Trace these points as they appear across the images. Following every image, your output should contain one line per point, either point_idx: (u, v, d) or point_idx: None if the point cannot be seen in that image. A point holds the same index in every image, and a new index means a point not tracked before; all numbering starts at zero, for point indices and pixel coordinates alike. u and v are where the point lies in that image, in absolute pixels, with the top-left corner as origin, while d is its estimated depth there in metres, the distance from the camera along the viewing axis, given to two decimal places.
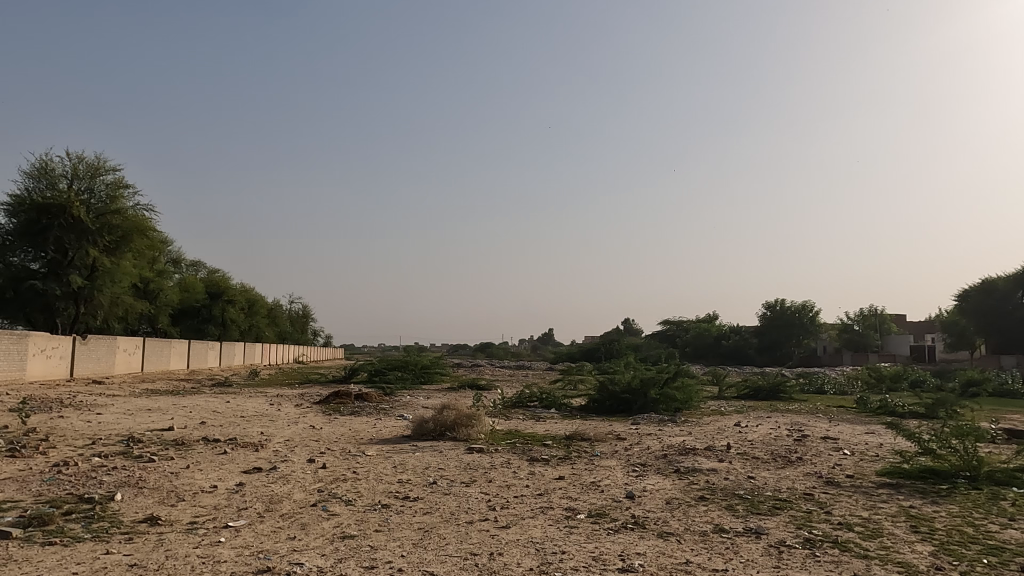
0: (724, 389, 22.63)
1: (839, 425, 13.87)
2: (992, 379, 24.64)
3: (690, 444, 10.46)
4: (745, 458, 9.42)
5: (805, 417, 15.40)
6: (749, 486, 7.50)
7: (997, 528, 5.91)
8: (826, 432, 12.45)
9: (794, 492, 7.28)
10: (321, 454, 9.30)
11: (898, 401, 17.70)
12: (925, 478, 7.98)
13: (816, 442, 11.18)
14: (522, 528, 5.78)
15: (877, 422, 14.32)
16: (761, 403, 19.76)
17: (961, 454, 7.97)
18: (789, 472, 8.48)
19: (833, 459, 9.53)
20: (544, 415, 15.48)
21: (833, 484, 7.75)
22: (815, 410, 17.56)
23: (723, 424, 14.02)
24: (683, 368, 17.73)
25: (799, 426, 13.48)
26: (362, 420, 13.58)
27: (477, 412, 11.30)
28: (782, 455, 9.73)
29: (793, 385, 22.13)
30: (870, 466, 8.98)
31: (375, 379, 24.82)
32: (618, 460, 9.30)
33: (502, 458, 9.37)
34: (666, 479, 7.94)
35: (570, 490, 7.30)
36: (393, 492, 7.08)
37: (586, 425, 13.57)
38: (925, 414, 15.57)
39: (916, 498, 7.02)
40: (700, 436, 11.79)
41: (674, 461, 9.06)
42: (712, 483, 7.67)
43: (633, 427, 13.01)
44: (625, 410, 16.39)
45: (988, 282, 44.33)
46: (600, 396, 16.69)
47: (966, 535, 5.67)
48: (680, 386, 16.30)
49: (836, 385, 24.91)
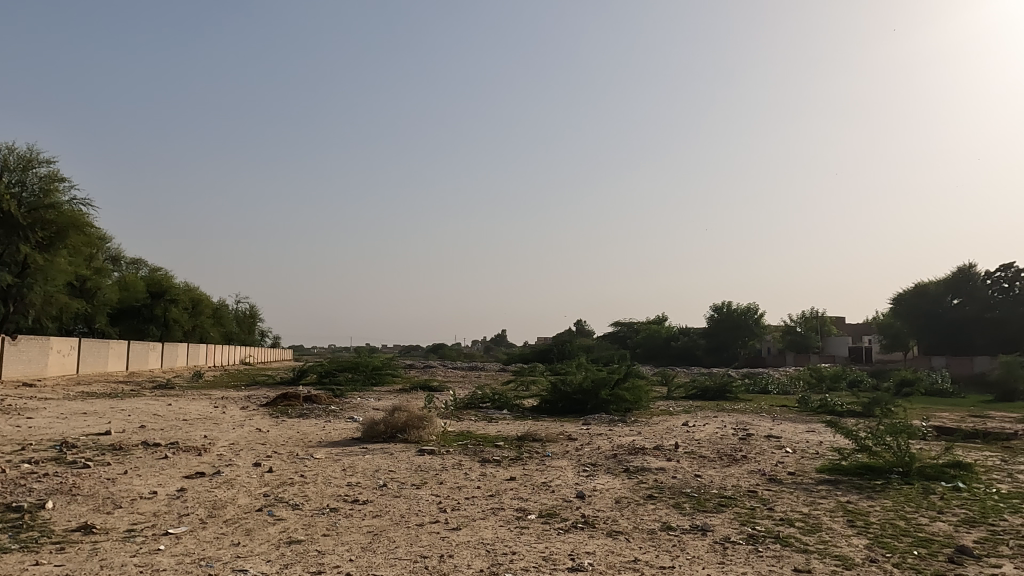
0: (673, 388, 23.12)
1: (782, 424, 14.29)
2: (924, 379, 25.79)
3: (640, 444, 10.63)
4: (692, 457, 9.60)
5: (750, 417, 15.81)
6: (696, 485, 7.66)
7: (926, 521, 6.19)
8: (770, 431, 12.82)
9: (739, 489, 7.47)
10: (268, 458, 9.07)
11: (838, 401, 18.34)
12: (861, 474, 8.30)
13: (760, 441, 11.50)
14: (473, 529, 5.77)
15: (818, 421, 14.82)
16: (708, 404, 20.20)
17: (894, 451, 8.33)
18: (733, 469, 8.72)
19: (776, 457, 9.83)
20: (496, 416, 15.49)
21: (774, 481, 7.97)
22: (759, 410, 18.05)
23: (672, 423, 14.28)
24: (633, 368, 18.04)
25: (744, 425, 13.84)
26: (310, 422, 13.33)
27: (429, 414, 11.20)
28: (727, 453, 9.97)
29: (739, 386, 22.73)
30: (810, 464, 9.29)
31: (325, 380, 24.43)
32: (569, 460, 9.35)
33: (453, 459, 9.34)
34: (616, 479, 8.03)
35: (521, 491, 7.32)
36: (342, 496, 6.96)
37: (538, 425, 13.66)
38: (862, 412, 16.17)
39: (853, 494, 7.29)
40: (649, 436, 11.96)
41: (624, 461, 9.17)
42: (660, 482, 7.81)
43: (584, 428, 13.14)
44: (578, 410, 16.55)
45: (922, 286, 46.39)
46: (552, 397, 16.79)
47: (899, 528, 5.93)
48: (631, 386, 16.58)
49: (780, 386, 25.74)
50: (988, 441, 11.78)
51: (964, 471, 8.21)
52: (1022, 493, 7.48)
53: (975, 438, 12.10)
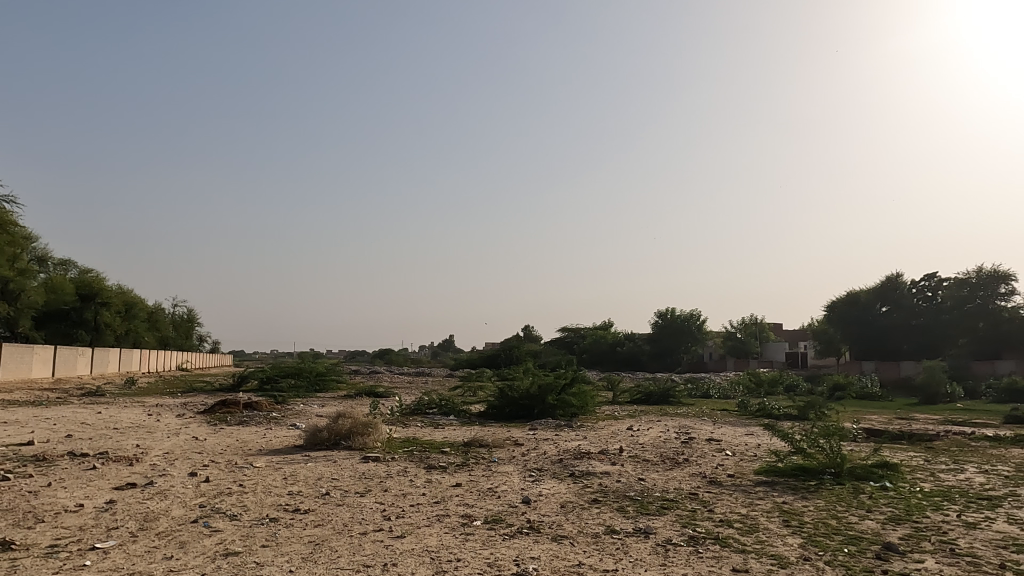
0: (618, 393, 23.46)
1: (722, 427, 14.69)
2: (855, 384, 26.96)
3: (585, 448, 10.74)
4: (636, 461, 9.75)
5: (692, 421, 16.19)
6: (639, 488, 7.78)
7: (856, 519, 6.46)
8: (711, 434, 13.16)
9: (681, 492, 7.63)
10: (204, 467, 8.76)
11: (775, 404, 18.97)
12: (796, 475, 8.60)
13: (701, 444, 11.78)
14: (418, 537, 5.71)
15: (756, 424, 15.30)
16: (651, 408, 20.59)
17: (827, 453, 8.65)
18: (675, 472, 8.90)
19: (716, 460, 10.08)
20: (442, 422, 15.40)
21: (715, 484, 8.17)
22: (700, 414, 18.50)
23: (617, 428, 14.49)
24: (579, 373, 18.25)
25: (686, 429, 14.17)
26: (250, 430, 12.95)
27: (374, 420, 11.04)
28: (670, 457, 10.17)
29: (681, 390, 23.26)
30: (748, 466, 9.57)
31: (267, 387, 23.78)
32: (515, 465, 9.37)
33: (398, 466, 9.23)
34: (562, 484, 8.09)
35: (466, 497, 7.28)
36: (283, 505, 6.78)
37: (485, 431, 13.65)
38: (798, 415, 16.78)
39: (788, 494, 7.54)
40: (595, 440, 12.11)
41: (570, 465, 9.25)
42: (605, 486, 7.90)
43: (531, 433, 13.19)
44: (524, 416, 16.61)
45: (853, 295, 48.58)
46: (499, 402, 16.80)
47: (830, 527, 6.17)
48: (577, 392, 16.79)
49: (721, 390, 26.45)
50: (913, 442, 12.39)
51: (890, 471, 8.62)
52: (943, 491, 7.90)
53: (901, 440, 12.72)
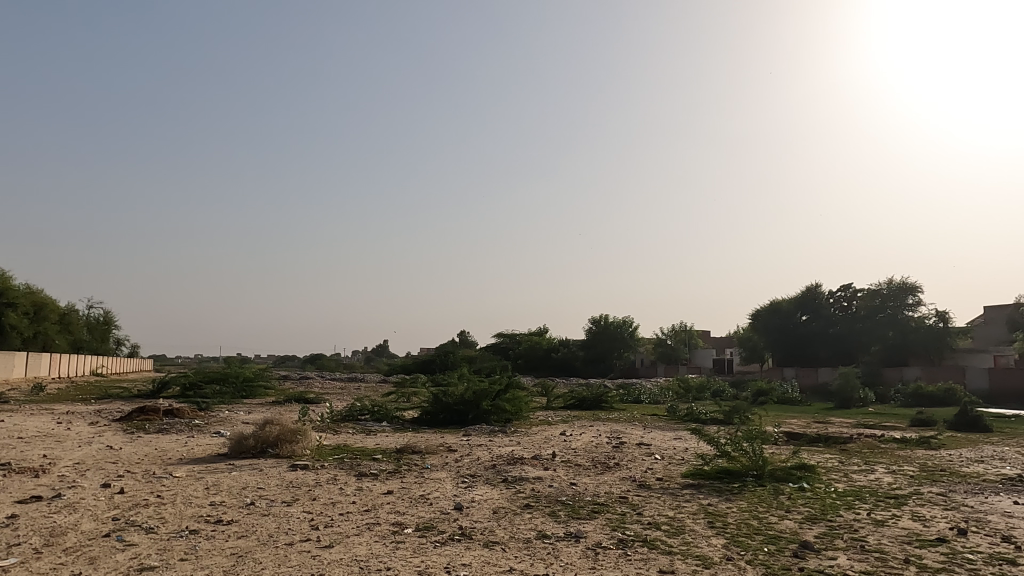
0: (553, 399, 23.67)
1: (652, 432, 15.05)
2: (777, 389, 28.16)
3: (518, 454, 10.78)
4: (568, 465, 9.86)
5: (623, 425, 16.52)
6: (571, 493, 7.86)
7: (776, 520, 6.73)
8: (641, 439, 13.46)
9: (611, 496, 7.76)
10: (119, 478, 8.30)
11: (702, 409, 19.59)
12: (720, 478, 8.90)
13: (631, 448, 12.02)
14: (346, 546, 5.59)
15: (684, 428, 15.76)
16: (584, 413, 20.88)
17: (750, 456, 8.98)
18: (606, 477, 9.05)
19: (646, 464, 10.31)
20: (374, 428, 15.14)
21: (644, 487, 8.35)
22: (631, 419, 18.89)
23: (550, 433, 14.63)
24: (514, 379, 18.30)
25: (618, 433, 14.43)
26: (170, 438, 12.37)
27: (303, 427, 10.76)
28: (601, 461, 10.33)
29: (613, 396, 23.72)
30: (676, 470, 9.83)
31: (189, 393, 22.80)
32: (447, 472, 9.31)
33: (328, 474, 9.00)
34: (494, 489, 8.09)
35: (398, 505, 7.18)
36: (204, 516, 6.51)
37: (418, 437, 13.51)
38: (723, 419, 17.38)
39: (713, 496, 7.79)
40: (528, 446, 12.17)
41: (503, 471, 9.25)
42: (537, 491, 7.94)
43: (464, 439, 13.14)
44: (459, 421, 16.53)
45: (776, 304, 50.77)
46: (433, 408, 16.65)
47: (752, 527, 6.40)
48: (511, 397, 16.86)
49: (651, 395, 27.09)
50: (829, 445, 13.04)
51: (807, 472, 9.03)
52: (855, 491, 8.34)
53: (818, 442, 13.36)
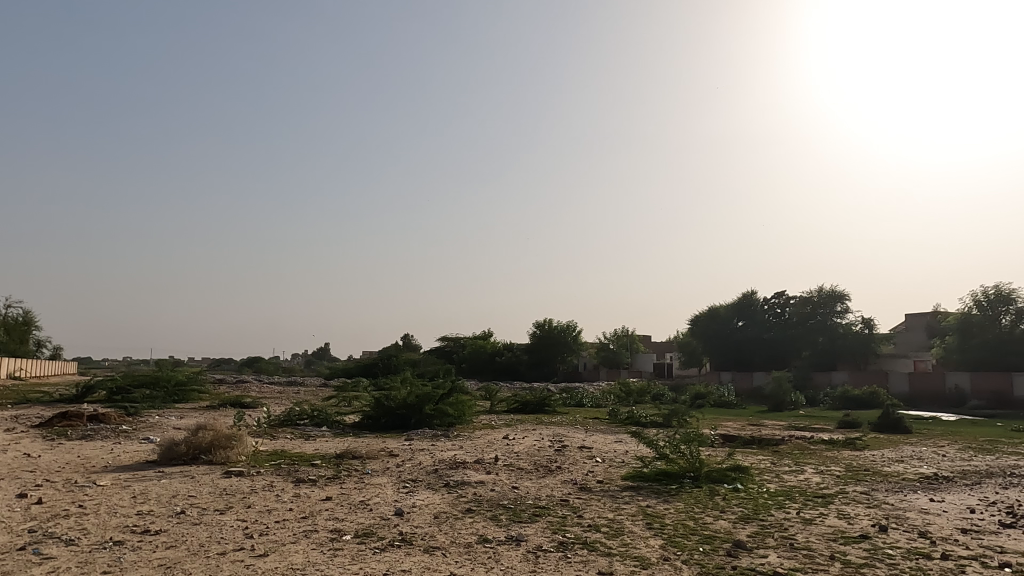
0: (496, 403, 23.67)
1: (594, 435, 15.23)
2: (715, 393, 28.97)
3: (461, 458, 10.73)
4: (511, 469, 9.89)
5: (566, 429, 16.67)
6: (512, 496, 7.88)
7: (711, 520, 6.92)
8: (583, 442, 13.61)
9: (552, 499, 7.81)
10: (37, 487, 7.85)
11: (643, 412, 19.95)
12: (659, 480, 9.09)
13: (573, 451, 12.14)
14: (282, 555, 5.44)
15: (625, 432, 16.02)
16: (527, 417, 20.97)
17: (687, 458, 9.20)
18: (548, 480, 9.12)
19: (587, 466, 10.43)
20: (313, 433, 14.80)
21: (584, 490, 8.45)
22: (574, 422, 19.07)
23: (493, 437, 14.62)
24: (457, 383, 18.22)
25: (560, 437, 14.55)
26: (94, 445, 11.77)
27: (238, 433, 10.42)
28: (543, 465, 10.41)
29: (556, 399, 23.89)
30: (616, 472, 9.99)
31: (116, 398, 21.76)
32: (388, 477, 9.19)
33: (264, 480, 8.75)
34: (436, 494, 8.03)
35: (336, 511, 7.05)
36: (130, 527, 6.22)
37: (358, 442, 13.28)
38: (663, 422, 17.75)
39: (652, 498, 7.94)
40: (470, 450, 12.13)
41: (444, 475, 9.20)
42: (479, 495, 7.93)
43: (406, 444, 12.99)
44: (401, 426, 16.35)
45: (714, 309, 52.31)
46: (375, 412, 16.42)
47: (688, 528, 6.55)
48: (454, 401, 16.78)
49: (594, 399, 27.45)
50: (762, 446, 13.51)
51: (741, 473, 9.32)
52: (786, 491, 8.65)
53: (752, 444, 13.82)
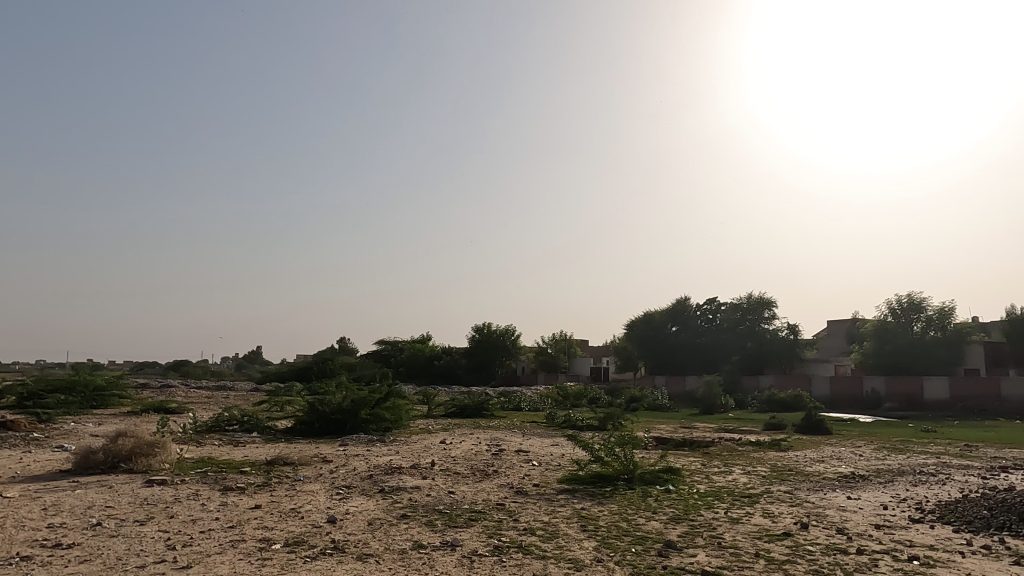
0: (433, 407, 23.51)
1: (530, 439, 15.32)
2: (649, 397, 29.63)
3: (397, 463, 10.60)
4: (447, 474, 9.82)
5: (503, 433, 16.72)
6: (448, 501, 7.84)
7: (644, 521, 7.07)
8: (520, 446, 13.67)
9: (488, 503, 7.80)
10: None
11: (579, 416, 20.20)
12: (593, 482, 9.21)
13: (510, 455, 12.17)
14: (208, 566, 5.24)
15: (561, 435, 16.19)
16: (465, 421, 20.91)
17: (621, 460, 9.37)
18: (484, 484, 9.11)
19: (524, 470, 10.48)
20: (243, 440, 14.33)
21: (521, 493, 8.48)
22: (511, 426, 19.13)
23: (430, 442, 14.50)
24: (394, 387, 17.99)
25: (497, 441, 14.57)
26: (1, 454, 11.03)
27: (162, 439, 9.98)
28: (480, 469, 10.38)
29: (494, 403, 23.91)
30: (552, 475, 10.07)
31: (28, 404, 20.47)
32: (321, 484, 8.98)
33: (189, 489, 8.40)
34: (370, 500, 7.90)
35: (266, 519, 6.84)
36: (40, 541, 5.85)
37: (291, 448, 12.93)
38: (598, 426, 18.02)
39: (587, 501, 8.04)
40: (406, 455, 11.98)
41: (379, 481, 9.05)
42: (414, 501, 7.84)
43: (340, 449, 12.73)
44: (335, 431, 16.02)
45: (649, 315, 53.41)
46: (308, 417, 16.03)
47: (621, 529, 6.67)
48: (391, 406, 16.56)
49: (531, 402, 27.62)
50: (693, 448, 13.90)
51: (673, 475, 9.55)
52: (715, 491, 8.92)
53: (683, 446, 14.21)
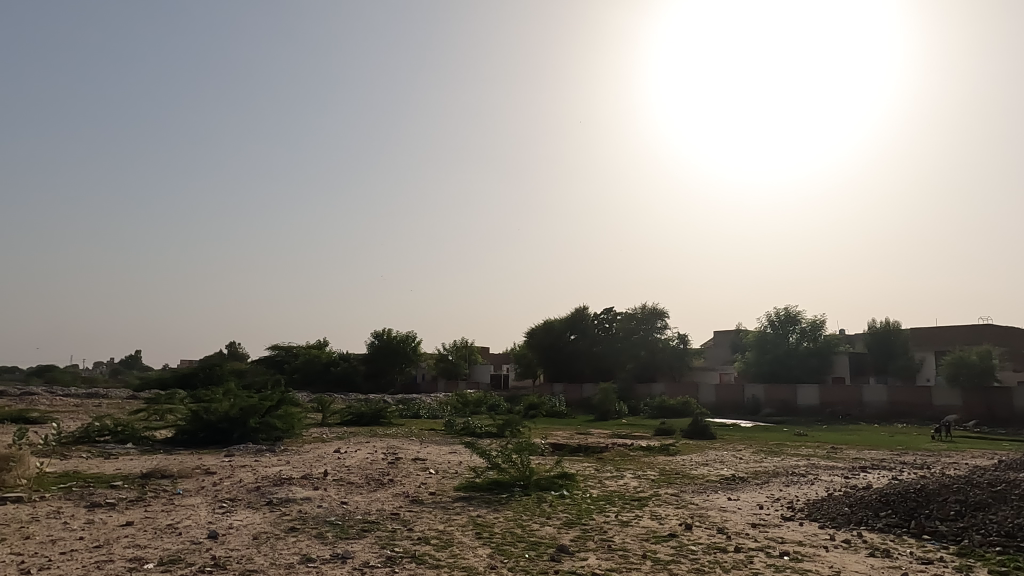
0: (329, 415, 22.80)
1: (428, 446, 15.18)
2: (547, 403, 30.12)
3: (287, 474, 10.18)
4: (340, 484, 9.54)
5: (401, 440, 16.48)
6: (340, 512, 7.61)
7: (538, 527, 7.16)
8: (417, 454, 13.51)
9: (382, 513, 7.65)
10: None
11: (478, 423, 20.22)
12: (490, 489, 9.24)
13: (407, 464, 12.00)
14: None
15: (459, 443, 16.15)
16: (361, 429, 20.44)
17: (518, 467, 9.46)
18: (379, 494, 8.92)
19: (420, 479, 10.35)
20: (116, 451, 13.29)
21: (416, 502, 8.37)
22: (408, 434, 18.89)
23: (323, 451, 14.02)
24: (286, 394, 17.28)
25: (394, 449, 14.34)
26: None
27: (19, 452, 9.05)
28: (375, 478, 10.16)
29: (392, 411, 23.53)
30: (449, 483, 10.01)
31: None
32: (203, 497, 8.47)
33: (50, 506, 7.67)
34: (256, 513, 7.53)
35: (139, 537, 6.36)
36: None
37: (170, 460, 12.14)
38: (497, 432, 18.12)
39: (482, 508, 8.05)
40: (298, 465, 11.53)
41: (267, 493, 8.65)
42: (305, 512, 7.56)
43: (226, 460, 12.07)
44: (221, 441, 15.20)
45: (549, 323, 54.14)
46: (191, 427, 15.12)
47: (516, 535, 6.73)
48: (283, 413, 15.91)
49: (430, 410, 27.36)
50: (587, 454, 14.26)
51: (567, 480, 9.77)
52: (607, 496, 9.19)
53: (578, 451, 14.57)
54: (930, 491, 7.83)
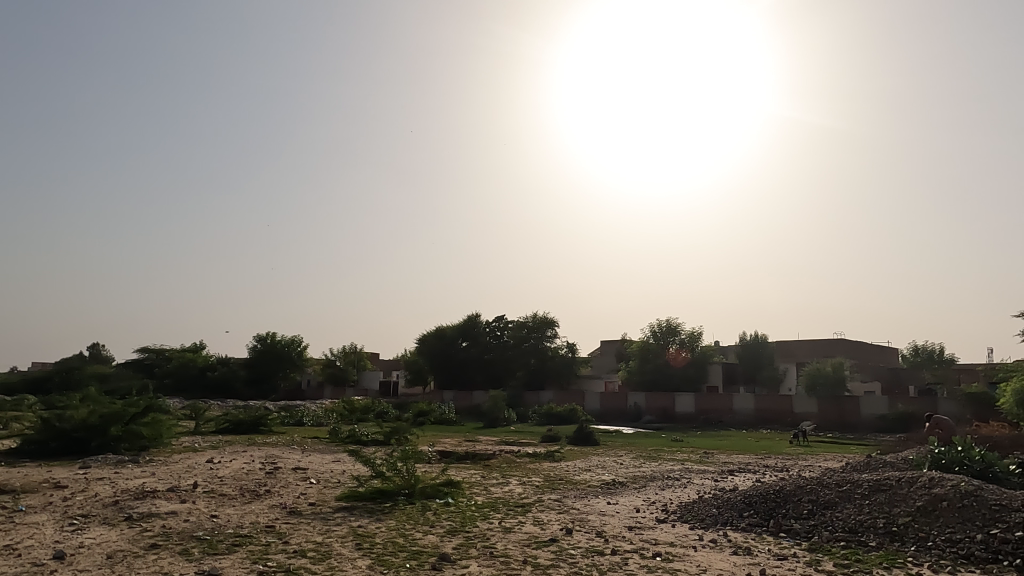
0: (203, 423, 21.44)
1: (310, 455, 14.61)
2: (436, 411, 29.82)
3: (151, 486, 9.46)
4: (211, 496, 8.98)
5: (281, 449, 15.78)
6: (209, 526, 7.15)
7: (421, 535, 7.08)
8: (297, 463, 12.96)
9: (256, 526, 7.26)
10: None
11: (364, 430, 19.70)
12: (373, 498, 9.01)
13: (286, 473, 11.47)
14: None
15: (343, 451, 15.68)
16: (238, 437, 19.37)
17: (403, 475, 9.29)
18: (253, 505, 8.48)
19: (299, 489, 9.93)
20: None
21: (293, 514, 8.02)
22: (290, 442, 18.10)
23: (194, 461, 13.13)
24: (155, 400, 15.98)
25: (273, 458, 13.65)
26: None
27: None
28: (250, 489, 9.63)
29: (272, 418, 22.50)
30: (330, 493, 9.67)
31: None
32: (51, 514, 7.69)
33: None
34: (112, 531, 6.92)
35: None
36: None
37: (13, 473, 10.96)
38: (383, 440, 17.75)
39: (364, 518, 7.84)
40: (165, 476, 10.74)
41: (127, 507, 7.99)
42: (169, 527, 7.05)
43: (81, 472, 11.04)
44: (77, 451, 13.92)
45: (441, 330, 53.83)
46: (42, 436, 13.82)
47: (397, 545, 6.62)
48: (149, 421, 14.70)
49: (314, 417, 26.44)
50: (474, 461, 14.28)
51: (452, 488, 9.71)
52: (491, 502, 9.23)
53: (465, 459, 14.54)
54: (789, 492, 8.48)
